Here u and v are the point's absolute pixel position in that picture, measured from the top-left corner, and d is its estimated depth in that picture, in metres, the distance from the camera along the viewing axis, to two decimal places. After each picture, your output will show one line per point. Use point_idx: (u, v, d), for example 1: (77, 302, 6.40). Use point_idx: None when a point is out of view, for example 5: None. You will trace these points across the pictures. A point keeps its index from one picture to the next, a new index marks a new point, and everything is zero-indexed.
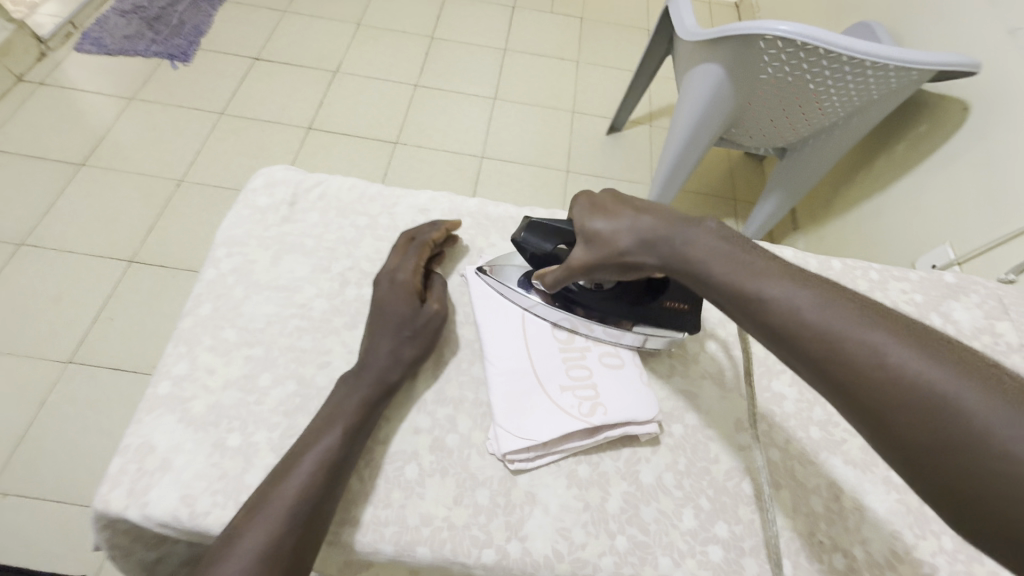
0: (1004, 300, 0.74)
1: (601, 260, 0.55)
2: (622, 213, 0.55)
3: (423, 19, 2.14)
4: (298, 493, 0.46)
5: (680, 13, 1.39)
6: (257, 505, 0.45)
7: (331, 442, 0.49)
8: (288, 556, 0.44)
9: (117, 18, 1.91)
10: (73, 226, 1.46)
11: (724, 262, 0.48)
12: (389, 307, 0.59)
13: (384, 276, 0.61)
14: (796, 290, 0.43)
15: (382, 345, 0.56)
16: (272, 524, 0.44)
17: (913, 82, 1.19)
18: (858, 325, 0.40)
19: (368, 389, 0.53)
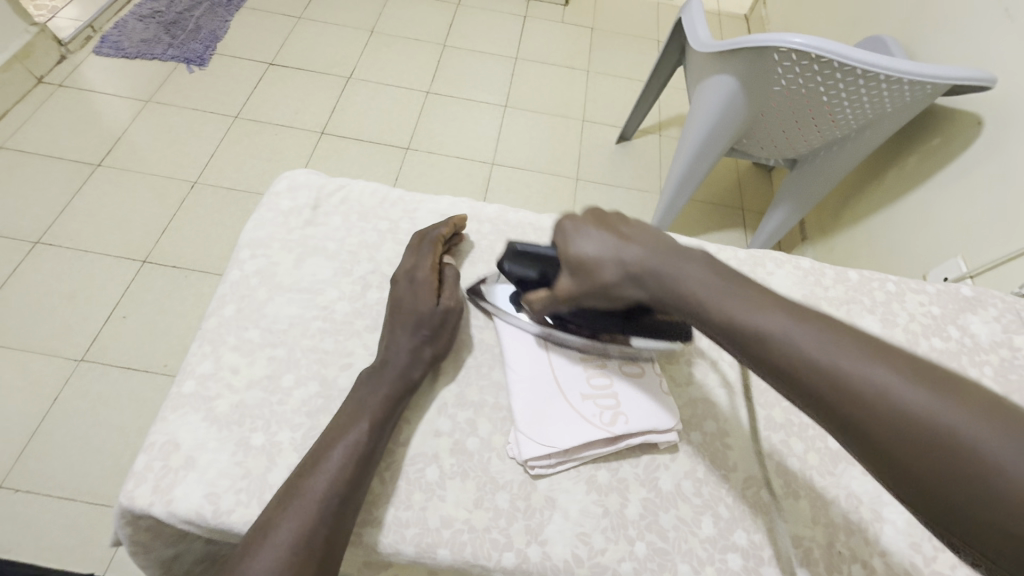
0: (1021, 314, 0.74)
1: (587, 294, 0.53)
2: (607, 239, 0.52)
3: (436, 27, 2.16)
4: (326, 488, 0.47)
5: (693, 25, 1.40)
6: (286, 499, 0.46)
7: (357, 439, 0.50)
8: (316, 550, 0.44)
9: (136, 22, 1.94)
10: (89, 226, 1.48)
11: (718, 294, 0.45)
12: (408, 304, 0.59)
13: (403, 274, 0.62)
14: (788, 321, 0.41)
15: (401, 341, 0.57)
16: (301, 518, 0.45)
17: (927, 95, 1.19)
18: (856, 361, 0.38)
19: (391, 386, 0.54)
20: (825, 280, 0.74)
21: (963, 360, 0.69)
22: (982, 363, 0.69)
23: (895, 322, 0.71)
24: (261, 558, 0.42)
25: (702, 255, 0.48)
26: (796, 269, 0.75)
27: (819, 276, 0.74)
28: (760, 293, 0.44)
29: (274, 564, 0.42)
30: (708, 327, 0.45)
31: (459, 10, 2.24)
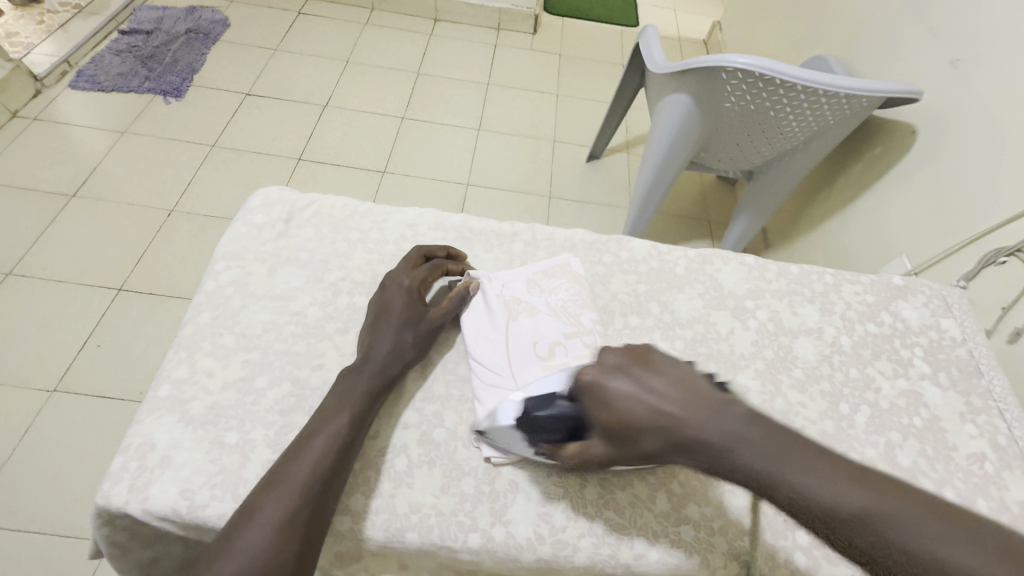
0: (948, 299, 0.80)
1: (627, 455, 0.49)
2: (641, 393, 0.49)
3: (409, 56, 2.25)
4: (307, 474, 0.49)
5: (650, 49, 1.50)
6: (268, 486, 0.48)
7: (337, 428, 0.53)
8: (300, 529, 0.47)
9: (112, 57, 1.98)
10: (63, 255, 1.48)
11: (760, 454, 0.44)
12: (394, 309, 0.63)
13: (393, 281, 0.65)
14: (845, 482, 0.41)
15: (384, 342, 0.60)
16: (284, 502, 0.47)
17: (865, 108, 1.29)
18: (894, 522, 0.39)
19: (368, 382, 0.57)
20: (768, 273, 0.79)
21: (895, 342, 0.75)
22: (913, 344, 0.75)
23: (833, 310, 0.77)
24: (245, 542, 0.44)
25: (740, 407, 0.47)
26: (741, 265, 0.80)
27: (763, 271, 0.80)
28: (808, 452, 0.43)
29: (256, 546, 0.45)
30: (761, 491, 0.43)
31: (431, 40, 2.34)
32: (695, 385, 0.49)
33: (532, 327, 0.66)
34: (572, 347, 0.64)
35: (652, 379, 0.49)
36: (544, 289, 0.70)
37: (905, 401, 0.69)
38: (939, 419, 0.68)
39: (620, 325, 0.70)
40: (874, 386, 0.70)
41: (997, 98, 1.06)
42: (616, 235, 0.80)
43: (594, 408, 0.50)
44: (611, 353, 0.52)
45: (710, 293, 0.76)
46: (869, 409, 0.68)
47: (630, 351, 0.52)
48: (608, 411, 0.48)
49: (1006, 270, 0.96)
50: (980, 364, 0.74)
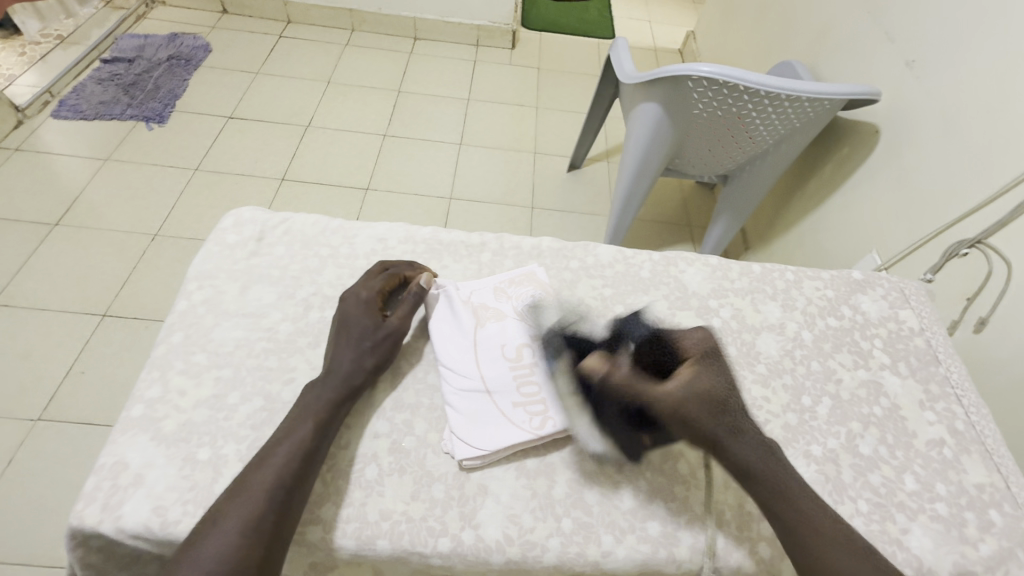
0: (905, 291, 0.83)
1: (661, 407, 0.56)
2: (715, 379, 0.59)
3: (390, 75, 2.29)
4: (271, 482, 0.50)
5: (620, 60, 1.54)
6: (232, 494, 0.50)
7: (301, 436, 0.54)
8: (264, 534, 0.48)
9: (94, 86, 2.00)
10: (47, 283, 1.49)
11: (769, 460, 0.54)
12: (354, 321, 0.64)
13: (350, 295, 0.67)
14: (812, 502, 0.53)
15: (345, 354, 0.61)
16: (247, 510, 0.48)
17: (827, 110, 1.34)
18: (841, 536, 0.50)
19: (332, 392, 0.58)
20: (731, 273, 0.82)
21: (855, 334, 0.77)
22: (872, 336, 0.77)
23: (794, 306, 0.79)
24: (209, 549, 0.46)
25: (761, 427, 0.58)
26: (705, 266, 0.83)
27: (727, 271, 0.82)
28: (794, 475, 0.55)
29: (221, 551, 0.46)
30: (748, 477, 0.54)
31: (411, 59, 2.38)
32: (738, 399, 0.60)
33: (500, 331, 0.69)
34: (538, 349, 0.68)
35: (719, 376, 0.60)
36: (510, 296, 0.73)
37: (865, 391, 0.71)
38: (899, 407, 0.70)
39: (586, 329, 0.73)
40: (835, 378, 0.72)
41: (952, 95, 1.10)
42: (582, 242, 0.82)
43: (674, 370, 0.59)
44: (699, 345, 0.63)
45: (674, 294, 0.78)
46: (831, 400, 0.70)
47: (705, 348, 0.63)
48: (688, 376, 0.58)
49: (967, 261, 0.99)
50: (937, 352, 0.76)
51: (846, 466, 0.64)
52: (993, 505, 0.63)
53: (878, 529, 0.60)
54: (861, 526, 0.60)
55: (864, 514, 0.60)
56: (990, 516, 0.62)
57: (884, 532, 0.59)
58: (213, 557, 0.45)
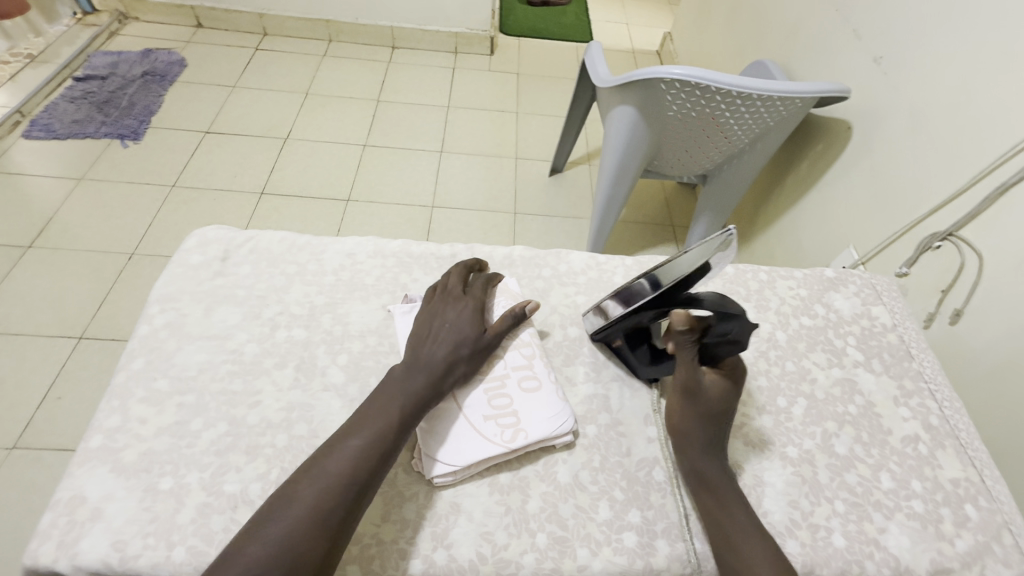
0: (877, 287, 0.84)
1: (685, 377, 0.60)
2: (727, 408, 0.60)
3: (369, 85, 2.28)
4: (342, 475, 0.50)
5: (593, 64, 1.54)
6: (304, 479, 0.50)
7: (382, 427, 0.54)
8: (331, 524, 0.48)
9: (67, 104, 1.97)
10: (20, 307, 1.46)
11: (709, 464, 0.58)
12: (454, 322, 0.64)
13: (454, 296, 0.67)
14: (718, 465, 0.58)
15: (440, 353, 0.61)
16: (320, 496, 0.49)
17: (800, 108, 1.35)
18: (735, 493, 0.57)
19: (417, 388, 0.58)
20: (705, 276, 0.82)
21: (829, 332, 0.77)
22: (846, 334, 0.77)
23: (768, 306, 0.79)
24: (280, 528, 0.47)
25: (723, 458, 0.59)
26: None
27: None
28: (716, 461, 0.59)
29: (289, 533, 0.47)
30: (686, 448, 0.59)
31: (390, 68, 2.37)
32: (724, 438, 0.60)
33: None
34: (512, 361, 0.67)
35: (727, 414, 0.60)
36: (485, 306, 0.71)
37: (840, 389, 0.71)
38: (874, 405, 0.70)
39: (559, 338, 0.73)
40: (810, 377, 0.72)
41: (919, 91, 1.11)
42: (554, 249, 0.82)
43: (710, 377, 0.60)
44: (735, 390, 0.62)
45: None
46: (806, 400, 0.70)
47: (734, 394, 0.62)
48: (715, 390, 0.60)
49: (941, 255, 0.99)
50: (910, 348, 0.77)
51: (823, 466, 0.64)
52: (968, 499, 0.63)
53: (856, 529, 0.59)
54: (839, 527, 0.59)
55: (842, 515, 0.60)
56: (966, 511, 0.62)
57: (861, 532, 0.59)
58: (282, 538, 0.46)
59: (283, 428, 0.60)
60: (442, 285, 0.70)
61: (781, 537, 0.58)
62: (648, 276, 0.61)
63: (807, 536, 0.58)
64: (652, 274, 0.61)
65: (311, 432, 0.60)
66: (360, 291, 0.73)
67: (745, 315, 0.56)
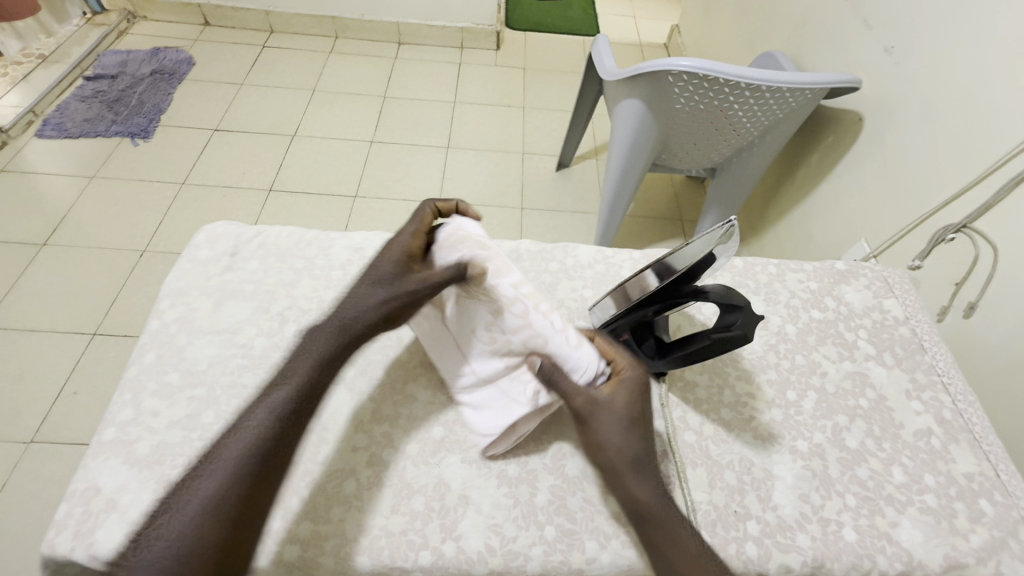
0: (889, 280, 0.83)
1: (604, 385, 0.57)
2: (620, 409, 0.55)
3: (375, 81, 2.28)
4: (270, 417, 0.49)
5: (601, 57, 1.53)
6: (231, 431, 0.49)
7: (281, 398, 0.51)
8: (236, 499, 0.45)
9: (78, 103, 1.99)
10: (35, 304, 1.48)
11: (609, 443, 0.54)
12: (383, 266, 0.61)
13: (394, 242, 0.64)
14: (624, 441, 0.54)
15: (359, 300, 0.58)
16: (218, 476, 0.46)
17: (809, 100, 1.33)
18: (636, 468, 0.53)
19: (321, 357, 0.54)
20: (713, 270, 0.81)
21: (839, 326, 0.76)
22: (857, 327, 0.76)
23: (777, 299, 0.78)
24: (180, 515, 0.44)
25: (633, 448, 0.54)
26: None
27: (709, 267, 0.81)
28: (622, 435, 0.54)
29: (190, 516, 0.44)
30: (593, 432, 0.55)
31: (396, 64, 2.37)
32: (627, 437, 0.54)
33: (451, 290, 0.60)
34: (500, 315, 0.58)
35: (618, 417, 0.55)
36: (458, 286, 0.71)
37: (851, 383, 0.71)
38: (885, 398, 0.70)
39: None
40: (820, 370, 0.71)
41: (932, 80, 1.09)
42: (561, 243, 0.82)
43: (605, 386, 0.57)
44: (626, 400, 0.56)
45: None
46: (816, 394, 0.69)
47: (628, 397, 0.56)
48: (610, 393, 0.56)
49: (954, 247, 0.98)
50: (923, 341, 0.76)
51: (834, 460, 0.64)
52: (983, 494, 0.62)
53: (867, 523, 0.59)
54: (850, 521, 0.59)
55: (853, 509, 0.60)
56: (980, 506, 0.61)
57: (873, 526, 0.59)
58: (184, 521, 0.44)
59: None
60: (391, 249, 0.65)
61: (792, 530, 0.58)
62: (653, 267, 0.60)
63: (818, 530, 0.58)
64: (657, 264, 0.60)
65: (321, 425, 0.61)
66: None
67: (749, 306, 0.55)
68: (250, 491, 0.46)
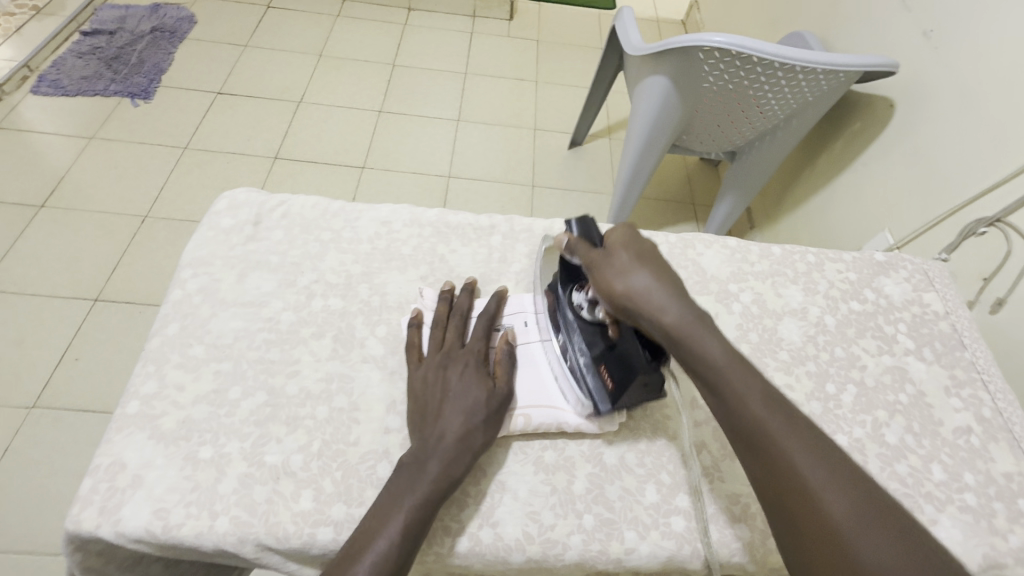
0: (929, 273, 0.80)
1: (618, 289, 0.55)
2: (644, 292, 0.54)
3: (384, 48, 2.19)
4: (453, 442, 0.52)
5: (626, 30, 1.46)
6: (437, 412, 0.54)
7: (471, 389, 0.56)
8: (452, 480, 0.51)
9: (75, 59, 1.91)
10: (35, 268, 1.44)
11: (651, 307, 0.53)
12: (452, 376, 0.57)
13: (431, 354, 0.60)
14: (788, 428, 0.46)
15: (451, 428, 0.53)
16: (441, 467, 0.51)
17: (841, 84, 1.28)
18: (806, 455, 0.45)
19: (478, 380, 0.57)
20: (751, 256, 0.79)
21: (879, 319, 0.74)
22: (896, 321, 0.75)
23: (816, 290, 0.76)
24: (414, 493, 0.49)
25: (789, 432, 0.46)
26: (723, 248, 0.79)
27: (745, 254, 0.79)
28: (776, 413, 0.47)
29: (422, 496, 0.49)
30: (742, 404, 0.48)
31: (406, 31, 2.28)
32: (659, 301, 0.53)
33: None
34: (533, 432, 0.59)
35: (638, 283, 0.55)
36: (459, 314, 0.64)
37: (891, 377, 0.69)
38: (925, 394, 0.68)
39: None
40: (859, 364, 0.70)
41: (974, 66, 1.05)
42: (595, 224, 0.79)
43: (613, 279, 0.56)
44: (626, 277, 0.55)
45: (693, 279, 0.75)
46: (856, 388, 0.68)
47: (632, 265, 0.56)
48: (624, 281, 0.55)
49: (986, 240, 0.95)
50: (963, 337, 0.74)
51: (873, 456, 0.62)
52: (1021, 494, 0.61)
53: None
54: None
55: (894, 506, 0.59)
56: (1019, 506, 0.60)
57: None
58: (421, 498, 0.49)
59: (323, 400, 0.58)
60: (438, 344, 0.60)
61: None
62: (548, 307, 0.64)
63: None
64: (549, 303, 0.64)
65: (353, 405, 0.58)
66: (398, 261, 0.71)
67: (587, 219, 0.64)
68: (453, 485, 0.51)
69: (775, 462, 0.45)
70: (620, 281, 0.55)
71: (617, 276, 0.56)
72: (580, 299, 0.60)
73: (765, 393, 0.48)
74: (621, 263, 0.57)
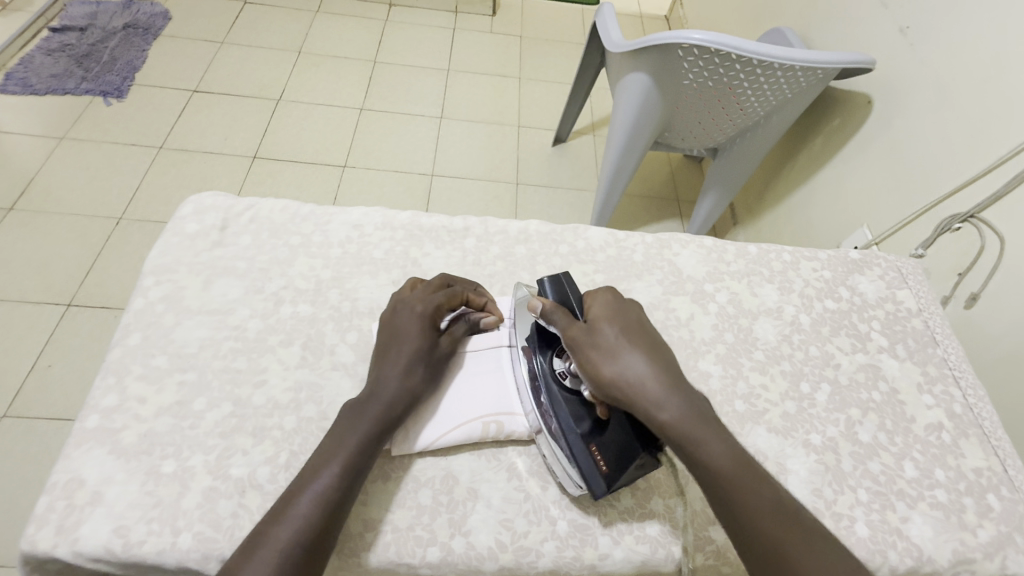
0: (903, 271, 0.81)
1: (610, 377, 0.51)
2: (639, 381, 0.51)
3: (365, 44, 2.16)
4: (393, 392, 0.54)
5: (606, 27, 1.45)
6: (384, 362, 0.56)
7: (416, 341, 0.56)
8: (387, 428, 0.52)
9: (44, 57, 1.85)
10: (4, 273, 1.39)
11: (647, 399, 0.50)
12: (408, 324, 0.58)
13: (402, 303, 0.60)
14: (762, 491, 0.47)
15: (392, 377, 0.54)
16: (378, 418, 0.52)
17: (819, 81, 1.29)
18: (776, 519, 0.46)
19: (427, 334, 0.57)
20: (727, 255, 0.79)
21: (853, 317, 0.75)
22: (870, 319, 0.75)
23: (792, 288, 0.76)
24: (349, 439, 0.50)
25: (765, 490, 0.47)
26: (699, 248, 0.79)
27: (721, 253, 0.79)
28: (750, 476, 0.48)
29: (357, 443, 0.50)
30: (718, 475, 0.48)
31: (387, 27, 2.25)
32: (655, 392, 0.51)
33: (445, 421, 0.57)
34: (506, 438, 0.58)
35: (631, 369, 0.52)
36: None
37: (864, 375, 0.70)
38: (898, 391, 0.69)
39: None
40: (833, 362, 0.70)
41: (949, 64, 1.06)
42: (571, 225, 0.78)
43: (603, 362, 0.52)
44: (618, 364, 0.52)
45: (669, 279, 0.75)
46: (830, 386, 0.68)
47: (620, 343, 0.53)
48: (616, 369, 0.52)
49: (960, 236, 0.96)
50: (934, 334, 0.75)
51: (846, 454, 0.63)
52: (991, 489, 0.62)
53: (880, 518, 0.58)
54: (862, 516, 0.58)
55: (867, 504, 0.59)
56: (988, 501, 0.61)
57: (884, 521, 0.58)
58: (355, 444, 0.50)
59: (291, 410, 0.57)
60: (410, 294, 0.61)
61: None
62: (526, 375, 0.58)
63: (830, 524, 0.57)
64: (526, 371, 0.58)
65: (322, 415, 0.57)
66: (369, 265, 0.69)
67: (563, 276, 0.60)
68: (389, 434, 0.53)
69: (749, 521, 0.46)
70: (611, 366, 0.52)
71: (606, 360, 0.52)
72: (561, 368, 0.56)
73: (768, 491, 0.47)
74: (609, 341, 0.53)
